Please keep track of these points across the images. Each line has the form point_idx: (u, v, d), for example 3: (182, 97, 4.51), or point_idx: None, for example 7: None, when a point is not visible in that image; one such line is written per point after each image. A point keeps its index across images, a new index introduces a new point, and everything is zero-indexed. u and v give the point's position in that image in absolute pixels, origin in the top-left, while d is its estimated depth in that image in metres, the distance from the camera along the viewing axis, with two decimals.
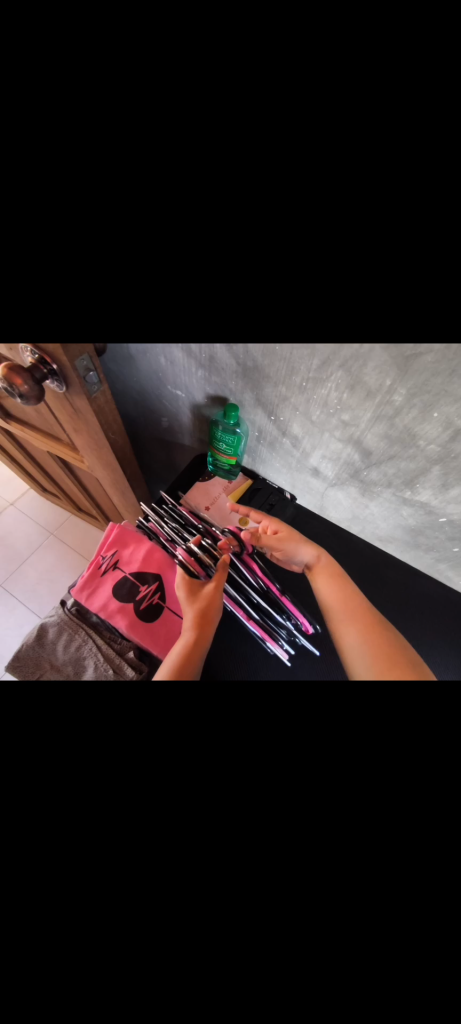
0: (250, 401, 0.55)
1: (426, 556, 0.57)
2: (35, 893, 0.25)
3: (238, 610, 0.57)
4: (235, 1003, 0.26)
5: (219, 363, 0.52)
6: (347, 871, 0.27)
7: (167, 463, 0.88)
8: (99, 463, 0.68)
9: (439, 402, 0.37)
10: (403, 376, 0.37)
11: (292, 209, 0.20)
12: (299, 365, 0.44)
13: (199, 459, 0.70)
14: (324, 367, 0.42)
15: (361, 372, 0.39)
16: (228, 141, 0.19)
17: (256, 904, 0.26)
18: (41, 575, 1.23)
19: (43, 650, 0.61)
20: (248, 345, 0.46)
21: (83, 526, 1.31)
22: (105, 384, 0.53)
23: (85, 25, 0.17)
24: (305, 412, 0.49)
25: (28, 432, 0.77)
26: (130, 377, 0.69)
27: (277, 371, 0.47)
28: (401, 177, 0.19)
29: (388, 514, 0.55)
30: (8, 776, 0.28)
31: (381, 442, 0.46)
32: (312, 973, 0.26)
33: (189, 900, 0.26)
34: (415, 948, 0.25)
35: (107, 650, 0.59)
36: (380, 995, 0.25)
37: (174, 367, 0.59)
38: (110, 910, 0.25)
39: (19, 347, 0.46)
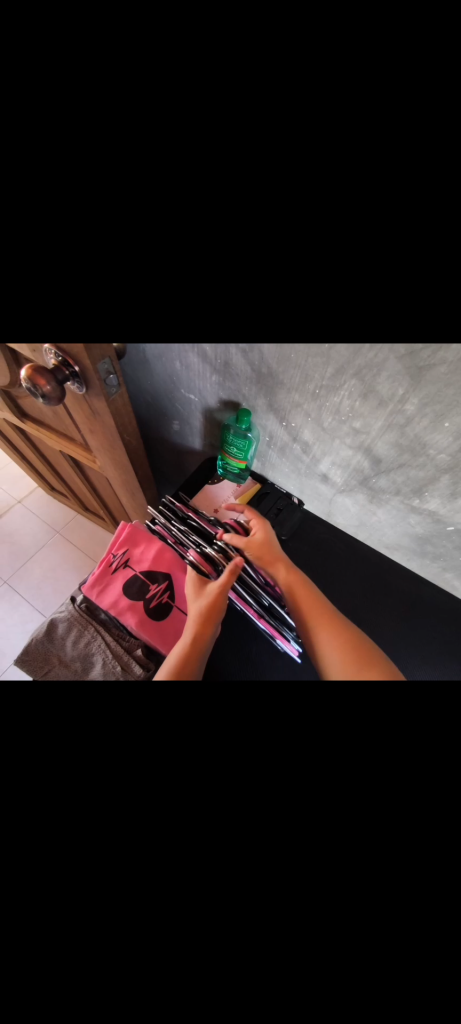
0: (262, 407, 0.56)
1: (432, 564, 0.57)
2: (47, 882, 0.26)
3: (250, 610, 0.57)
4: (239, 1004, 0.26)
5: (233, 369, 0.53)
6: (356, 878, 0.26)
7: (176, 465, 0.89)
8: (112, 464, 0.69)
9: (451, 411, 0.37)
10: (416, 386, 0.38)
11: (318, 224, 0.21)
12: (313, 372, 0.45)
13: (209, 463, 0.71)
14: (337, 376, 0.43)
15: (374, 381, 0.40)
16: (259, 155, 0.20)
17: (269, 904, 0.26)
18: (47, 573, 1.24)
19: (51, 644, 0.61)
20: (263, 352, 0.47)
21: (90, 527, 1.32)
22: (123, 388, 0.54)
23: (128, 44, 0.18)
24: (316, 419, 0.50)
25: (42, 432, 0.78)
26: (144, 381, 0.71)
27: (291, 378, 0.47)
28: (426, 193, 0.19)
29: (396, 521, 0.55)
30: (26, 766, 0.29)
31: (391, 450, 0.46)
32: (317, 978, 0.26)
33: (197, 898, 0.26)
34: (419, 957, 0.25)
35: (115, 648, 0.59)
36: (384, 1002, 0.25)
37: (189, 372, 0.60)
38: (119, 904, 0.26)
39: (43, 349, 0.47)
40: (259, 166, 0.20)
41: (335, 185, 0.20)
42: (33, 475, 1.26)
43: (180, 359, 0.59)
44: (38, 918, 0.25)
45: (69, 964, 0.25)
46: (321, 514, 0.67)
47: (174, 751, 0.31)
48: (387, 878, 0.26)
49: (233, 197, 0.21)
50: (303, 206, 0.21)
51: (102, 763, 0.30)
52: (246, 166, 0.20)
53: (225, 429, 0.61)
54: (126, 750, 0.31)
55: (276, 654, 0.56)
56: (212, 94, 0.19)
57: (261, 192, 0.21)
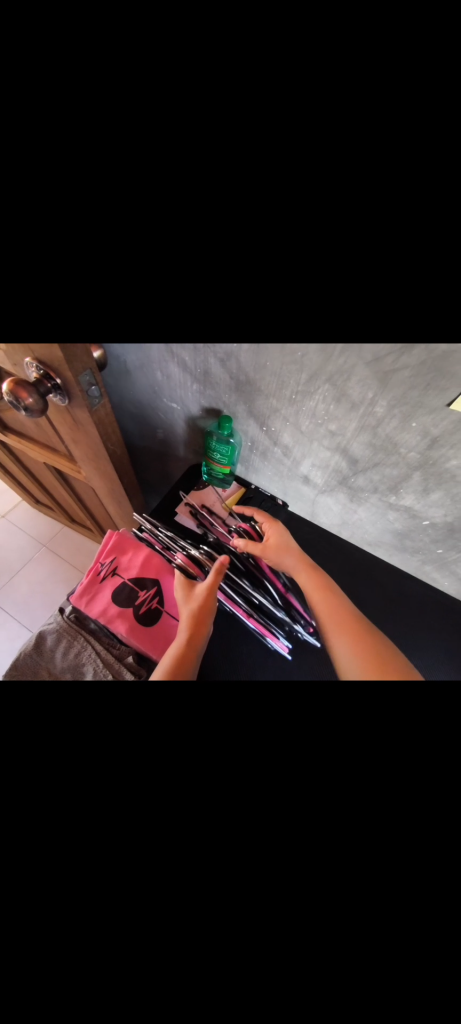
0: (243, 413, 0.57)
1: (413, 558, 0.59)
2: (39, 894, 0.25)
3: (238, 610, 0.58)
4: (240, 1003, 0.26)
5: (213, 378, 0.55)
6: (350, 866, 0.27)
7: (162, 473, 0.89)
8: (97, 473, 0.69)
9: (417, 412, 0.40)
10: (383, 390, 0.40)
11: (280, 242, 0.23)
12: (288, 379, 0.46)
13: (194, 469, 0.72)
14: (311, 381, 0.45)
15: (345, 385, 0.42)
16: (222, 180, 0.21)
17: (266, 901, 0.26)
18: (33, 588, 1.21)
19: (40, 658, 0.60)
20: (240, 360, 0.49)
21: (77, 539, 1.30)
22: (105, 398, 0.54)
23: (90, 71, 0.19)
24: (295, 423, 0.52)
25: (25, 444, 0.77)
26: (127, 391, 0.71)
27: (268, 384, 0.49)
28: (376, 214, 0.21)
29: (376, 519, 0.57)
30: (16, 782, 0.28)
31: (366, 450, 0.48)
32: (315, 971, 0.26)
33: (194, 900, 0.26)
34: (410, 940, 0.26)
35: (106, 655, 0.59)
36: (379, 986, 0.25)
37: (170, 381, 0.61)
38: (115, 912, 0.25)
39: (24, 362, 0.48)
40: (223, 189, 0.21)
41: (295, 205, 0.22)
42: (15, 488, 1.24)
43: (161, 369, 0.60)
44: (33, 930, 0.25)
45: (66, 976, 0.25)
46: (305, 515, 0.69)
47: (167, 757, 0.31)
48: (377, 862, 0.27)
49: (201, 214, 0.22)
50: (265, 226, 0.22)
51: (95, 771, 0.29)
52: (210, 189, 0.21)
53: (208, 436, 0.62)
54: (118, 759, 0.30)
55: (266, 654, 0.56)
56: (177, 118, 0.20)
57: (226, 211, 0.22)
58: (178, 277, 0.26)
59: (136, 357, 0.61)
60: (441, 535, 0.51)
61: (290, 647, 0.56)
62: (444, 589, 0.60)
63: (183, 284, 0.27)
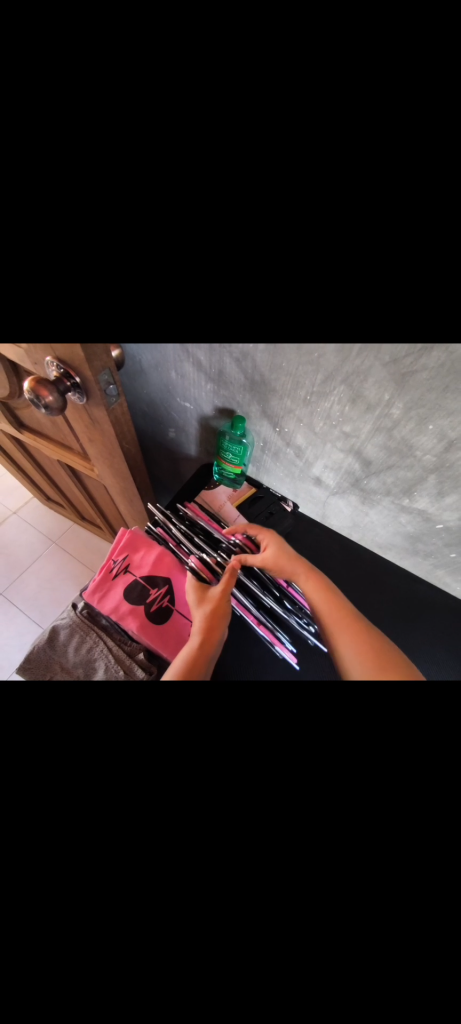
0: (256, 413, 0.57)
1: (424, 561, 0.58)
2: (65, 868, 0.27)
3: (246, 610, 0.58)
4: (252, 988, 0.27)
5: (228, 377, 0.55)
6: (361, 865, 0.27)
7: (173, 472, 0.90)
8: (110, 471, 0.70)
9: (434, 415, 0.39)
10: (400, 392, 0.40)
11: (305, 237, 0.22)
12: (304, 379, 0.46)
13: (205, 469, 0.72)
14: (327, 382, 0.44)
15: (361, 387, 0.42)
16: (249, 185, 0.22)
17: (278, 894, 0.27)
18: (43, 583, 1.23)
19: (53, 651, 0.61)
20: (256, 361, 0.49)
21: (87, 536, 1.32)
22: (122, 396, 0.55)
23: (126, 79, 0.20)
24: (308, 424, 0.52)
25: (40, 441, 0.79)
26: (141, 390, 0.72)
27: (283, 385, 0.49)
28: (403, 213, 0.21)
29: (387, 521, 0.57)
30: (40, 767, 0.30)
31: (381, 452, 0.48)
32: (325, 968, 0.26)
33: (209, 886, 0.27)
34: (419, 942, 0.26)
35: (118, 651, 0.59)
36: (388, 988, 0.26)
37: (184, 381, 0.62)
38: (136, 894, 0.27)
39: (45, 361, 0.49)
40: (250, 193, 0.22)
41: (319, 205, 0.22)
42: (28, 485, 1.25)
43: (175, 369, 0.61)
44: (61, 905, 0.26)
45: (80, 959, 0.26)
46: (315, 516, 0.68)
47: (179, 752, 0.31)
48: (389, 861, 0.27)
49: (227, 216, 0.23)
50: (290, 226, 0.23)
51: (113, 763, 0.30)
52: (238, 193, 0.22)
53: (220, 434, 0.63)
54: (133, 756, 0.31)
55: (276, 654, 0.56)
56: (204, 122, 0.20)
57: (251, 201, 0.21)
58: (201, 283, 0.27)
59: (152, 357, 0.62)
60: (453, 540, 0.51)
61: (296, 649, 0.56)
62: (457, 594, 0.59)
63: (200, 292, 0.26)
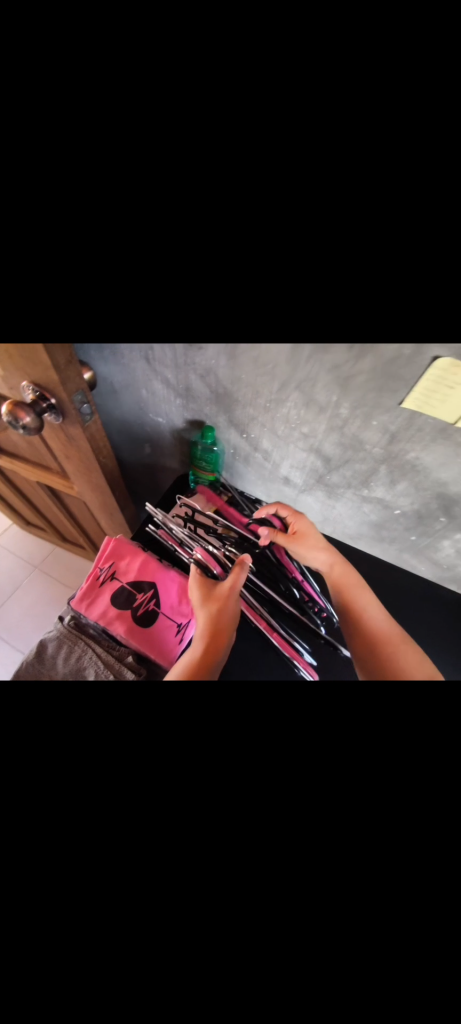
0: (224, 424, 0.61)
1: (390, 547, 0.63)
2: (67, 855, 0.28)
3: (254, 610, 0.60)
4: (254, 953, 0.28)
5: (194, 392, 0.59)
6: (342, 817, 0.30)
7: (152, 486, 0.92)
8: (89, 488, 0.71)
9: (377, 411, 0.44)
10: (346, 394, 0.44)
11: (238, 253, 0.25)
12: (262, 389, 0.51)
13: (182, 479, 0.74)
14: (283, 390, 0.49)
15: (312, 391, 0.47)
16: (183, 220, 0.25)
17: (270, 853, 0.29)
18: (26, 610, 1.19)
19: (42, 665, 0.60)
20: (218, 375, 0.53)
21: (69, 558, 1.29)
22: (96, 414, 0.57)
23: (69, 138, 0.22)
24: (271, 428, 0.56)
25: (17, 464, 0.79)
26: (114, 409, 0.74)
27: (244, 395, 0.53)
28: (325, 224, 0.23)
29: (353, 512, 0.61)
30: (36, 773, 0.30)
31: (337, 449, 0.52)
32: (319, 928, 0.28)
33: (206, 860, 0.29)
34: (398, 878, 0.28)
35: (107, 657, 0.59)
36: (380, 942, 0.27)
37: (155, 398, 0.65)
38: (135, 871, 0.28)
39: (21, 387, 0.50)
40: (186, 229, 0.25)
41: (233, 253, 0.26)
42: (5, 511, 1.23)
43: (146, 387, 0.64)
44: (66, 888, 0.27)
45: (87, 944, 0.27)
46: None
47: (171, 745, 0.33)
48: (366, 808, 0.30)
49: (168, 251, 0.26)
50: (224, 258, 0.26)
51: (108, 758, 0.32)
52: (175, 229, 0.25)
53: (193, 445, 0.68)
54: (126, 753, 0.32)
55: (284, 655, 0.57)
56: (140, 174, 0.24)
57: (186, 220, 0.23)
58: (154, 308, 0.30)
59: (123, 378, 0.65)
60: (412, 523, 0.56)
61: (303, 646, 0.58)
62: (427, 576, 0.63)
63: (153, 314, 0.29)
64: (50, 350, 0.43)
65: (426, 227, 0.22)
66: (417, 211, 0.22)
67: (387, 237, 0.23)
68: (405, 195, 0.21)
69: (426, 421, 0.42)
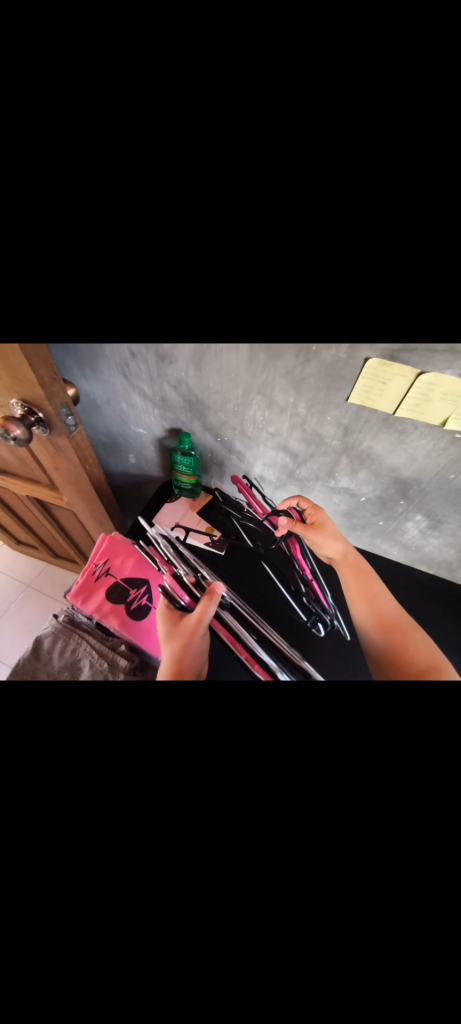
0: (199, 429, 0.66)
1: (364, 534, 0.66)
2: (56, 846, 0.28)
3: (236, 643, 0.58)
4: (246, 944, 0.27)
5: (170, 403, 0.63)
6: (318, 779, 0.32)
7: (138, 497, 0.95)
8: (77, 498, 0.74)
9: (330, 408, 0.49)
10: (301, 394, 0.49)
11: (175, 270, 0.24)
12: (230, 396, 0.56)
13: (166, 486, 0.78)
14: (247, 394, 0.54)
15: (272, 393, 0.51)
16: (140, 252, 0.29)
17: (254, 819, 0.30)
18: (19, 631, 1.17)
19: (39, 661, 0.63)
20: (189, 385, 0.58)
21: (62, 576, 1.30)
22: (80, 425, 0.60)
23: None
24: (241, 430, 0.60)
25: (6, 481, 0.82)
26: (98, 424, 0.79)
27: (214, 401, 0.58)
28: (259, 235, 0.22)
29: (325, 503, 0.65)
30: (31, 761, 0.31)
31: (301, 445, 0.57)
32: (307, 894, 0.28)
33: (193, 839, 0.29)
34: (375, 831, 0.30)
35: (101, 647, 0.63)
36: (365, 900, 0.28)
37: (135, 410, 0.69)
38: (123, 857, 0.28)
39: (10, 404, 0.54)
40: None
41: None
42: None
43: (126, 400, 0.68)
44: (51, 882, 0.27)
45: (78, 949, 0.26)
46: None
47: (159, 726, 0.35)
48: (338, 770, 0.33)
49: None
50: None
51: (97, 743, 0.33)
52: None
53: (172, 451, 0.71)
54: (115, 724, 0.34)
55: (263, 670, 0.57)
56: None
57: (117, 241, 0.23)
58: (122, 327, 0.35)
59: (104, 394, 0.69)
60: (379, 507, 0.60)
61: (280, 669, 0.56)
62: (397, 557, 0.66)
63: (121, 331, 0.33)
64: (36, 368, 0.48)
65: (351, 246, 0.23)
66: (337, 222, 0.22)
67: (320, 255, 0.23)
68: (330, 205, 0.21)
69: (371, 413, 0.48)
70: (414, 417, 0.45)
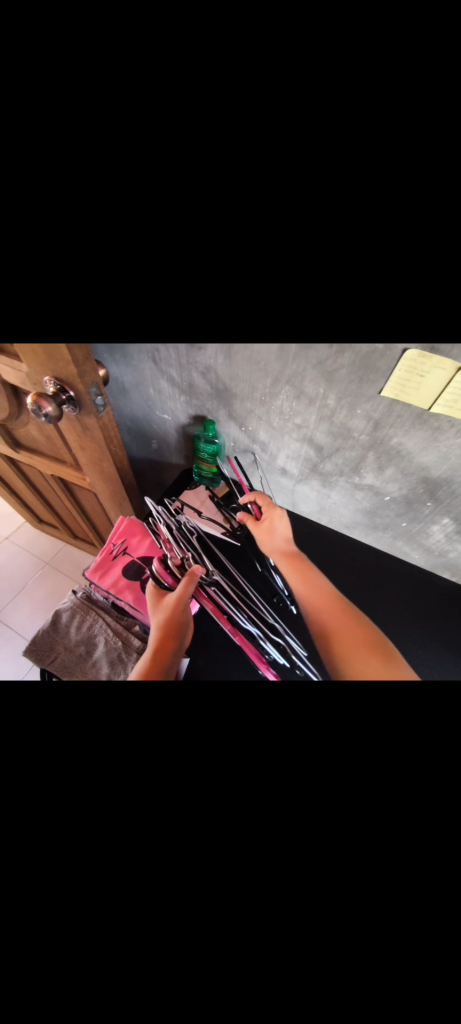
0: (223, 418, 0.65)
1: (384, 535, 0.65)
2: (72, 803, 0.30)
3: (220, 617, 0.58)
4: (245, 942, 0.27)
5: (197, 389, 0.63)
6: (331, 792, 0.31)
7: (158, 482, 0.96)
8: (100, 479, 0.75)
9: (361, 401, 0.48)
10: (331, 386, 0.48)
11: (224, 248, 0.26)
12: (258, 385, 0.55)
13: (186, 473, 0.78)
14: (276, 385, 0.53)
15: (302, 383, 0.50)
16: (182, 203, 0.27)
17: (262, 804, 0.31)
18: (36, 604, 1.22)
19: (57, 633, 0.65)
20: (218, 372, 0.57)
21: (79, 556, 1.34)
22: (109, 406, 0.61)
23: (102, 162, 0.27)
24: (267, 420, 0.60)
25: (33, 459, 0.84)
26: (124, 408, 0.80)
27: (242, 390, 0.57)
28: (296, 224, 0.25)
29: (347, 500, 0.64)
30: (59, 726, 0.34)
31: (327, 438, 0.56)
32: (311, 891, 0.28)
33: (201, 809, 0.31)
34: (388, 848, 0.29)
35: (116, 625, 0.65)
36: (371, 914, 0.27)
37: (161, 396, 0.70)
38: (132, 823, 0.30)
39: (44, 382, 0.56)
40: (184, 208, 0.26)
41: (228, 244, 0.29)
42: (19, 509, 1.29)
43: (153, 386, 0.68)
44: (66, 838, 0.29)
45: (76, 916, 0.26)
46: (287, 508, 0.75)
47: (171, 720, 0.35)
48: (353, 785, 0.31)
49: None
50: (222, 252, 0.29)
51: (116, 726, 0.35)
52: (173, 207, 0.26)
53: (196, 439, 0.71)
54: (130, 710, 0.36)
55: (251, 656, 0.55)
56: None
57: (167, 226, 0.25)
58: (156, 301, 0.32)
59: (132, 378, 0.70)
60: (403, 509, 0.58)
61: (262, 639, 0.57)
62: (419, 563, 0.65)
63: (157, 304, 0.32)
64: (70, 347, 0.48)
65: (410, 221, 0.24)
66: (361, 214, 0.24)
67: (350, 244, 0.25)
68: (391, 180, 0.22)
69: (406, 408, 0.46)
70: (452, 415, 0.43)
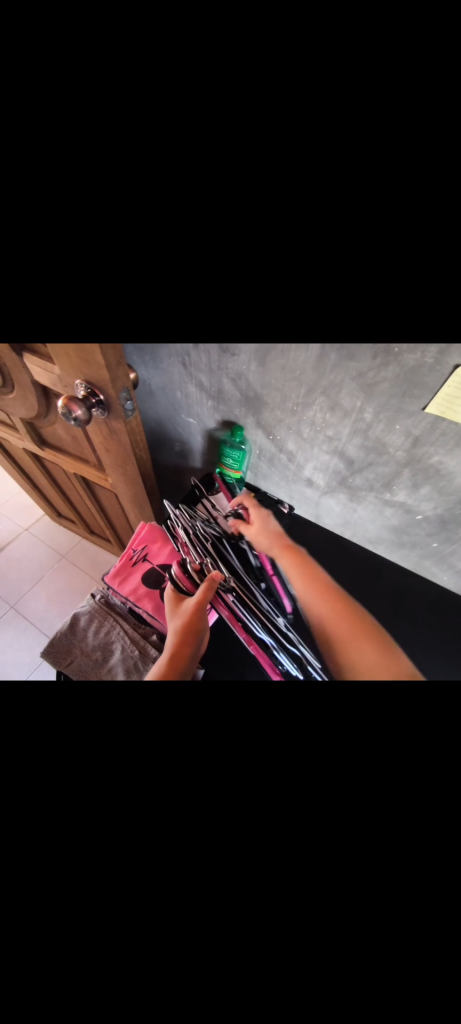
0: (251, 425, 0.64)
1: (412, 554, 0.62)
2: (79, 825, 0.27)
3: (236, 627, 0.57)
4: (260, 1005, 0.25)
5: (226, 395, 0.62)
6: (361, 844, 0.27)
7: (178, 485, 0.96)
8: (122, 481, 0.75)
9: (400, 416, 0.46)
10: (370, 399, 0.47)
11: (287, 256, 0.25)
12: (290, 394, 0.53)
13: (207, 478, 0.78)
14: (310, 396, 0.51)
15: (338, 395, 0.49)
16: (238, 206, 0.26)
17: (288, 858, 0.27)
18: (52, 597, 1.25)
19: (74, 637, 0.65)
20: (249, 379, 0.56)
21: (95, 552, 1.36)
22: (137, 409, 0.61)
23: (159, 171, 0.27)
24: (297, 431, 0.58)
25: (57, 457, 0.85)
26: (150, 410, 0.80)
27: (273, 399, 0.56)
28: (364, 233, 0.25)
29: (375, 516, 0.61)
30: (74, 737, 0.34)
31: (360, 453, 0.54)
32: (333, 969, 0.24)
33: (218, 858, 0.26)
34: (431, 937, 0.24)
35: (133, 634, 0.64)
36: (402, 995, 0.24)
37: (188, 400, 0.69)
38: (142, 860, 0.26)
39: (74, 384, 0.56)
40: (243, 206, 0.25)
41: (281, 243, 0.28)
42: (40, 503, 1.31)
43: (181, 389, 0.68)
44: (73, 862, 0.26)
45: (91, 941, 0.25)
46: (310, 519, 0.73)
47: (186, 743, 0.33)
48: (385, 831, 0.28)
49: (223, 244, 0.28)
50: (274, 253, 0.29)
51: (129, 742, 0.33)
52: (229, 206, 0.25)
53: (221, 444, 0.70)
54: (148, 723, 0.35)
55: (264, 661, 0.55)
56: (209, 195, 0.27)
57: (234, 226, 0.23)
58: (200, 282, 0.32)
59: (160, 381, 0.70)
60: (434, 530, 0.56)
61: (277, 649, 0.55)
62: (447, 585, 0.62)
63: None
64: (102, 344, 0.48)
65: None
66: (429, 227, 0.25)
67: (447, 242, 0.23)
68: None
69: (449, 426, 0.43)
70: None
